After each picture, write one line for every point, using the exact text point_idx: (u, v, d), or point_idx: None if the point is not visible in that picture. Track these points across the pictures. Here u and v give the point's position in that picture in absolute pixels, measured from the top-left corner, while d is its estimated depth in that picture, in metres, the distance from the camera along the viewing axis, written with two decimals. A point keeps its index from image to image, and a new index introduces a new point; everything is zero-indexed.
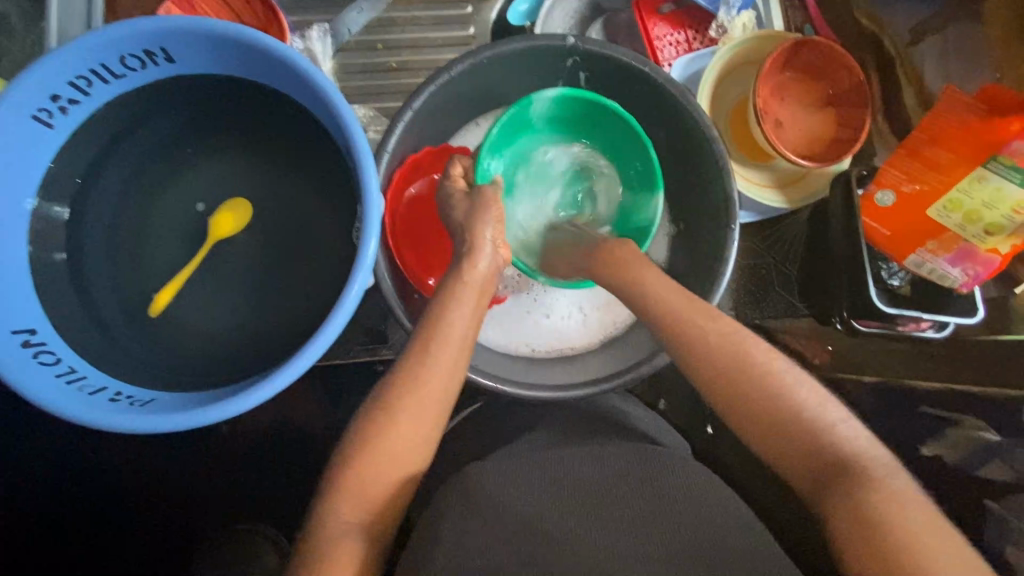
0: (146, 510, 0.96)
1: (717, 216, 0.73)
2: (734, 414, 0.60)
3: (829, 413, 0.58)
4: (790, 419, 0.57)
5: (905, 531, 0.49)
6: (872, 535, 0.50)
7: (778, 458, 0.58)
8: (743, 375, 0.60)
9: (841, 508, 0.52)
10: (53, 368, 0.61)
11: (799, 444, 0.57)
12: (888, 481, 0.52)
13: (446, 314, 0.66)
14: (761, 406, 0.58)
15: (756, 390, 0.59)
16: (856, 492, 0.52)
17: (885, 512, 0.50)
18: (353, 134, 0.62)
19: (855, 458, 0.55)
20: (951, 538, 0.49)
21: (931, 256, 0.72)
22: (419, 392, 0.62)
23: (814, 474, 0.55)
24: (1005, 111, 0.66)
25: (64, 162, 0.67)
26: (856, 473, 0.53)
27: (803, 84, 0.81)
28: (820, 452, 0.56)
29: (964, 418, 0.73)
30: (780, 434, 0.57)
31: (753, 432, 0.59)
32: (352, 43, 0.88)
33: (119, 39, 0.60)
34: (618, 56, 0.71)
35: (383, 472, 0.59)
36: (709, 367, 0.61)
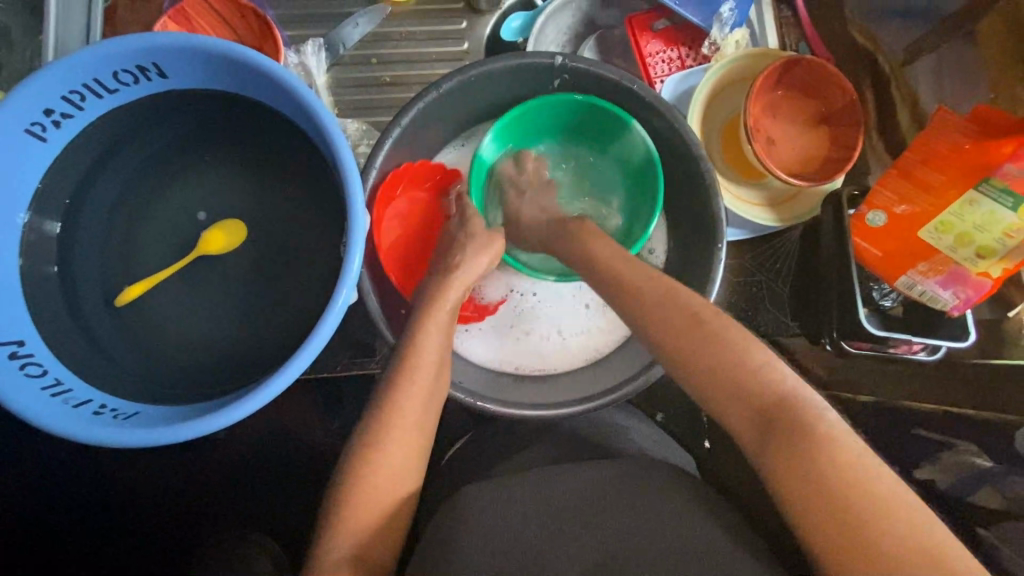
0: (135, 519, 0.96)
1: (705, 234, 0.72)
2: (683, 370, 0.60)
3: (772, 365, 0.57)
4: (738, 376, 0.56)
5: (849, 485, 0.49)
6: (822, 495, 0.50)
7: (727, 417, 0.57)
8: (693, 334, 0.59)
9: (793, 468, 0.52)
10: (38, 380, 0.62)
11: (746, 398, 0.56)
12: (834, 435, 0.52)
13: (425, 334, 0.66)
14: (711, 365, 0.57)
15: (731, 368, 0.57)
16: (801, 446, 0.52)
17: (831, 472, 0.50)
18: (340, 151, 0.63)
19: (803, 412, 0.54)
20: (893, 490, 0.50)
21: (922, 278, 0.71)
22: (401, 419, 0.62)
23: (758, 430, 0.55)
24: (996, 134, 0.67)
25: (56, 174, 0.67)
26: (807, 429, 0.52)
27: (795, 103, 0.81)
28: (766, 406, 0.55)
29: (957, 442, 0.73)
30: (730, 390, 0.57)
31: (705, 390, 0.58)
32: (346, 58, 0.89)
33: (111, 55, 0.61)
34: (607, 74, 0.71)
35: (371, 501, 0.59)
36: (667, 335, 0.61)
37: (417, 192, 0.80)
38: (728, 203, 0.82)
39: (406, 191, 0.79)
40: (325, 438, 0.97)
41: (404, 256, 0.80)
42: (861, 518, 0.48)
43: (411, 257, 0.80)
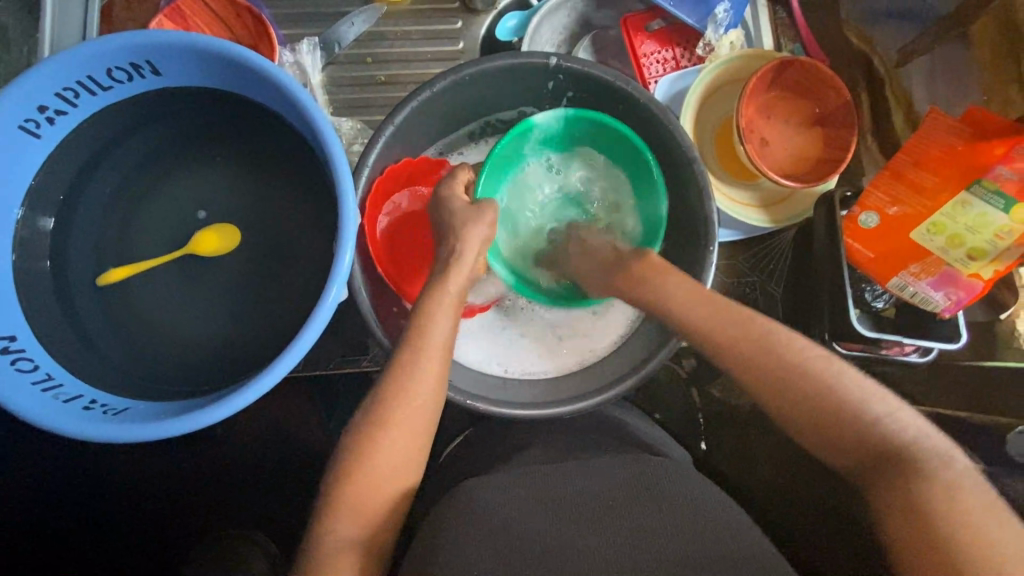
0: (131, 516, 0.96)
1: (698, 235, 0.72)
2: (784, 416, 0.60)
3: (881, 408, 0.57)
4: (849, 420, 0.57)
5: (966, 529, 0.49)
6: (927, 537, 0.50)
7: (832, 457, 0.58)
8: (790, 370, 0.60)
9: (892, 496, 0.53)
10: (29, 375, 0.62)
11: (856, 444, 0.57)
12: (954, 481, 0.52)
13: (432, 324, 0.65)
14: (813, 408, 0.58)
15: (813, 396, 0.59)
16: (915, 490, 0.52)
17: (940, 516, 0.50)
18: (332, 149, 0.63)
19: (917, 457, 0.54)
20: (1014, 536, 0.49)
21: (913, 279, 0.70)
22: (403, 411, 0.62)
23: (870, 472, 0.56)
24: (987, 134, 0.67)
25: (51, 172, 0.68)
26: (917, 475, 0.53)
27: (789, 104, 0.81)
28: (881, 449, 0.56)
29: (952, 446, 0.71)
30: (838, 433, 0.57)
31: (813, 436, 0.59)
32: (342, 57, 0.89)
33: (107, 52, 0.61)
34: (601, 74, 0.71)
35: (368, 492, 0.59)
36: (764, 374, 0.61)
37: (414, 195, 0.82)
38: (720, 204, 0.82)
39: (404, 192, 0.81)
40: (320, 437, 0.97)
41: (397, 256, 0.80)
42: (979, 563, 0.47)
43: (403, 258, 0.81)
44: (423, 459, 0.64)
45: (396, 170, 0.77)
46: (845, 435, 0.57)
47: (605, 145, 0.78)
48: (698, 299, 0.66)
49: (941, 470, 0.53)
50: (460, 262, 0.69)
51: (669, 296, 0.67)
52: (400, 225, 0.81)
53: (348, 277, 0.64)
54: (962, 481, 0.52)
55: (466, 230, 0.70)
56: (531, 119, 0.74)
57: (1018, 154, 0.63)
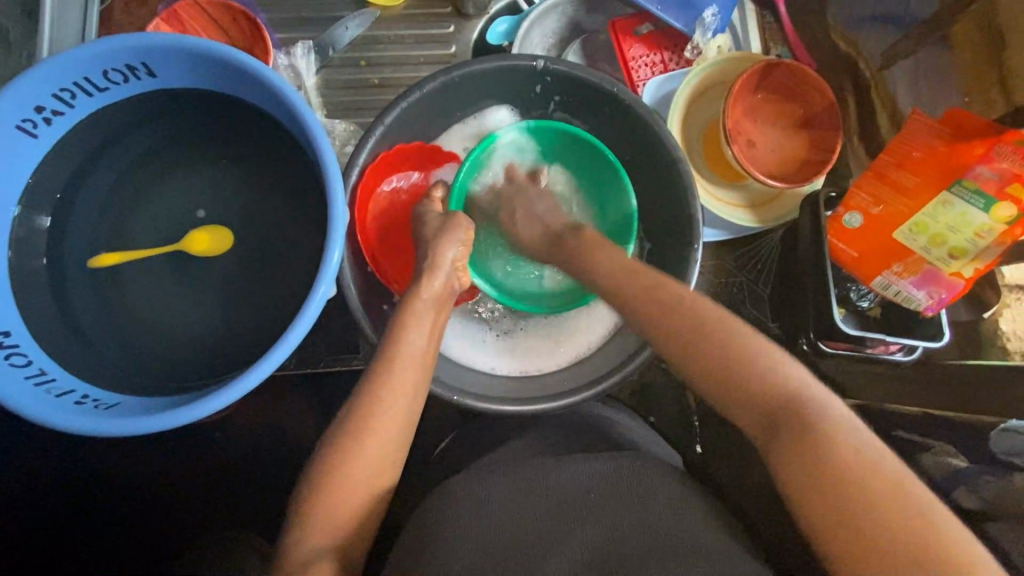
0: (123, 514, 0.96)
1: (683, 234, 0.73)
2: (687, 371, 0.56)
3: (767, 354, 0.53)
4: (739, 373, 0.53)
5: (863, 482, 0.45)
6: (820, 486, 0.46)
7: (732, 412, 0.54)
8: (684, 324, 0.56)
9: (795, 461, 0.48)
10: (23, 370, 0.63)
11: (751, 398, 0.52)
12: (842, 427, 0.48)
13: (404, 333, 0.66)
14: (710, 360, 0.54)
15: (716, 357, 0.54)
16: (802, 439, 0.48)
17: (830, 463, 0.47)
18: (322, 148, 0.64)
19: (811, 407, 0.50)
20: (897, 479, 0.46)
21: (896, 278, 0.72)
22: (381, 414, 0.62)
23: (764, 426, 0.51)
24: (968, 135, 0.67)
25: (46, 171, 0.69)
26: (806, 427, 0.49)
27: (775, 106, 0.82)
28: (775, 401, 0.51)
29: (934, 443, 0.72)
30: (730, 386, 0.53)
31: (720, 399, 0.54)
32: (335, 60, 0.90)
33: (103, 54, 0.62)
34: (588, 75, 0.72)
35: (346, 492, 0.59)
36: (660, 331, 0.58)
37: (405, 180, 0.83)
38: (707, 204, 0.83)
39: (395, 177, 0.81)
40: (312, 435, 0.98)
41: (388, 246, 0.82)
42: (869, 512, 0.44)
43: (393, 249, 0.82)
44: (402, 460, 0.64)
45: (388, 157, 0.77)
46: (747, 397, 0.52)
47: (578, 153, 0.83)
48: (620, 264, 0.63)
49: (838, 429, 0.48)
50: (436, 268, 0.70)
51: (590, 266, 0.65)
52: (390, 213, 0.82)
53: (337, 274, 0.65)
54: (859, 441, 0.47)
55: (443, 241, 0.72)
56: (495, 133, 0.81)
57: (997, 155, 0.62)
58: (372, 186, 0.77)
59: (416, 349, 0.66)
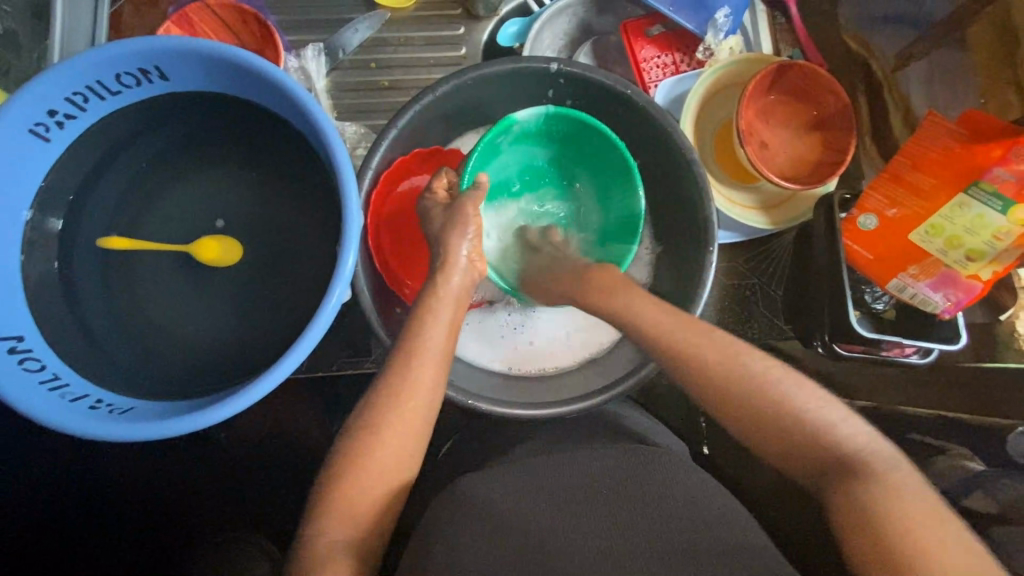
0: (135, 518, 0.96)
1: (697, 237, 0.73)
2: (737, 424, 0.60)
3: (818, 410, 0.58)
4: (789, 428, 0.57)
5: (907, 526, 0.49)
6: (874, 540, 0.49)
7: (784, 463, 0.58)
8: (736, 374, 0.60)
9: (846, 502, 0.53)
10: (37, 374, 0.62)
11: (798, 446, 0.57)
12: (883, 476, 0.52)
13: (423, 330, 0.66)
14: (759, 413, 0.58)
15: (757, 408, 0.58)
16: (853, 492, 0.52)
17: (884, 520, 0.50)
18: (335, 151, 0.64)
19: (853, 457, 0.55)
20: (956, 541, 0.48)
21: (912, 281, 0.70)
22: (398, 410, 0.62)
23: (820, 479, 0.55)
24: (985, 138, 0.68)
25: (58, 175, 0.69)
26: (859, 484, 0.53)
27: (787, 107, 0.82)
28: (829, 457, 0.55)
29: (950, 446, 0.72)
30: (780, 439, 0.58)
31: (764, 442, 0.59)
32: (346, 62, 0.90)
33: (116, 58, 0.62)
34: (602, 78, 0.72)
35: (367, 484, 0.59)
36: (708, 382, 0.61)
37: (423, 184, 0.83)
38: (719, 205, 0.83)
39: (415, 180, 0.82)
40: (322, 439, 0.98)
41: (398, 245, 0.82)
42: (925, 570, 0.46)
43: (404, 247, 0.82)
44: (422, 454, 0.64)
45: (405, 163, 0.79)
46: (795, 442, 0.57)
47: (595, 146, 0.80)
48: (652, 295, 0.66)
49: (882, 477, 0.52)
50: (451, 264, 0.70)
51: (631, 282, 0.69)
52: (406, 215, 0.82)
53: (351, 278, 0.64)
54: (904, 489, 0.51)
55: (454, 236, 0.71)
56: (513, 116, 0.76)
57: (1014, 156, 0.64)
58: (388, 189, 0.79)
59: (435, 345, 0.66)
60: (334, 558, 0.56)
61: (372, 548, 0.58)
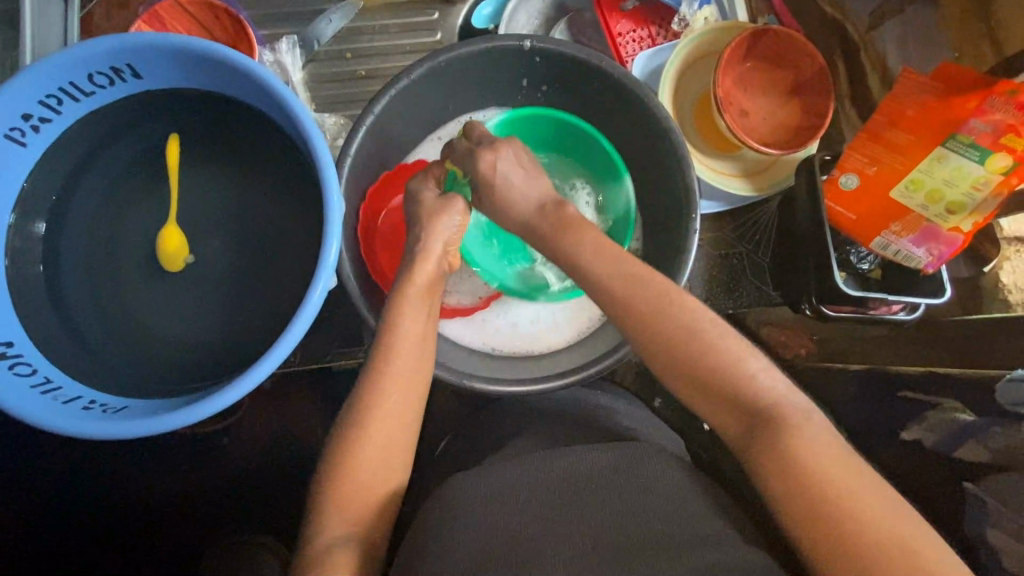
0: (142, 522, 0.97)
1: (680, 205, 0.72)
2: (678, 377, 0.56)
3: (756, 367, 0.54)
4: (723, 384, 0.53)
5: (846, 503, 0.46)
6: (804, 499, 0.47)
7: (713, 418, 0.55)
8: (673, 335, 0.55)
9: (785, 475, 0.49)
10: (28, 378, 0.63)
11: (734, 400, 0.53)
12: (810, 440, 0.50)
13: (399, 324, 0.65)
14: (705, 360, 0.54)
15: (699, 361, 0.54)
16: (780, 449, 0.50)
17: (822, 489, 0.47)
18: (312, 138, 0.63)
19: (782, 417, 0.51)
20: (876, 489, 0.47)
21: (895, 237, 0.72)
22: (381, 412, 0.61)
23: (747, 430, 0.52)
24: (962, 89, 0.68)
25: (38, 179, 0.68)
26: (789, 437, 0.50)
27: (763, 74, 0.82)
28: (757, 406, 0.52)
29: (940, 400, 0.71)
30: (717, 396, 0.54)
31: (697, 396, 0.55)
32: (322, 54, 0.90)
33: (85, 58, 0.62)
34: (575, 52, 0.72)
35: (360, 463, 0.59)
36: (657, 339, 0.56)
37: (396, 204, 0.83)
38: (702, 175, 0.83)
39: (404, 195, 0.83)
40: (324, 434, 0.98)
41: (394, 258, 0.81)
42: (860, 528, 0.45)
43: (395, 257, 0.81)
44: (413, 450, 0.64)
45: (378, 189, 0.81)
46: (728, 399, 0.53)
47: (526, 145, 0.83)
48: (607, 256, 0.59)
49: (805, 432, 0.50)
50: (428, 253, 0.69)
51: (587, 258, 0.60)
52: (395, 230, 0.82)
53: (337, 264, 0.64)
54: (830, 452, 0.49)
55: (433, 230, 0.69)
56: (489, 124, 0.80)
57: (990, 108, 0.64)
58: (380, 205, 0.81)
59: (411, 344, 0.65)
60: (335, 547, 0.55)
61: (375, 534, 0.58)
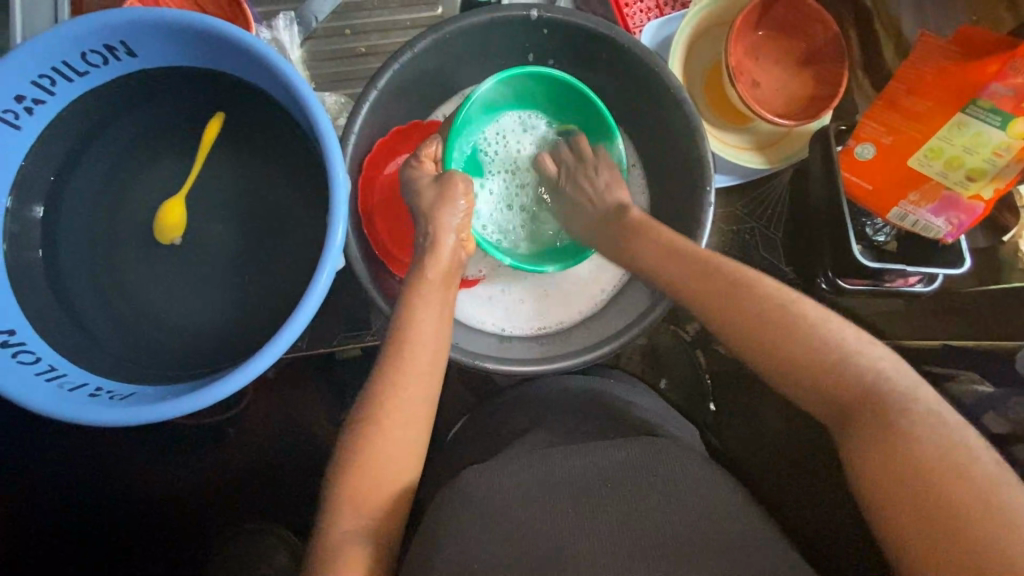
0: (153, 511, 0.96)
1: (694, 179, 0.71)
2: (756, 360, 0.58)
3: (854, 351, 0.54)
4: (810, 362, 0.54)
5: (949, 479, 0.44)
6: (894, 475, 0.46)
7: (803, 398, 0.55)
8: (750, 324, 0.58)
9: (877, 453, 0.48)
10: (31, 367, 0.61)
11: (828, 384, 0.53)
12: (914, 416, 0.48)
13: (413, 315, 0.64)
14: (783, 343, 0.55)
15: (784, 341, 0.55)
16: (875, 429, 0.49)
17: (921, 465, 0.45)
18: (316, 115, 0.61)
19: (884, 398, 0.50)
20: (993, 472, 0.44)
21: (913, 208, 0.70)
22: (398, 404, 0.60)
23: (840, 415, 0.52)
24: (982, 52, 0.67)
25: (34, 162, 0.66)
26: (884, 413, 0.49)
27: (776, 42, 0.80)
28: (853, 390, 0.52)
29: (958, 371, 0.72)
30: (807, 377, 0.54)
31: (785, 378, 0.56)
32: (320, 31, 0.87)
33: (78, 34, 0.59)
34: (585, 22, 0.70)
35: (374, 445, 0.58)
36: (735, 328, 0.58)
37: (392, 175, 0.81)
38: (715, 149, 0.81)
39: (401, 160, 0.82)
40: (332, 419, 0.98)
41: (394, 228, 0.81)
42: (956, 505, 0.43)
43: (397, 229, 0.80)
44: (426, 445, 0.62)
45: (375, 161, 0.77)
46: (821, 380, 0.53)
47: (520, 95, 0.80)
48: (674, 253, 0.65)
49: (910, 410, 0.49)
50: (440, 247, 0.68)
51: (648, 263, 0.67)
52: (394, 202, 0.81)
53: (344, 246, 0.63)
54: (935, 424, 0.47)
55: (441, 214, 0.69)
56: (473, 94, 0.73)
57: (1012, 70, 0.62)
58: (377, 173, 0.79)
59: (427, 336, 0.63)
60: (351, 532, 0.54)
61: (390, 518, 0.57)
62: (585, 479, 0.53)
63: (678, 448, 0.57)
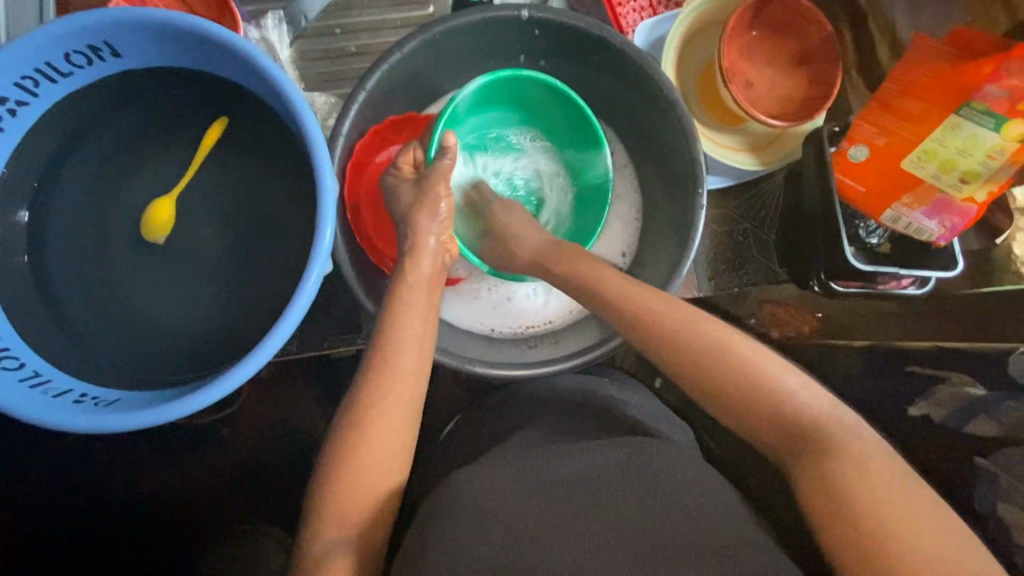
0: (143, 514, 0.96)
1: (686, 181, 0.70)
2: (706, 395, 0.57)
3: (792, 385, 0.54)
4: (748, 399, 0.54)
5: (885, 518, 0.44)
6: (837, 511, 0.46)
7: (750, 435, 0.55)
8: (698, 360, 0.57)
9: (819, 491, 0.48)
10: (16, 372, 0.60)
11: (774, 419, 0.53)
12: (852, 451, 0.49)
13: (399, 318, 0.64)
14: (734, 375, 0.55)
15: (727, 377, 0.55)
16: (817, 465, 0.49)
17: (863, 503, 0.45)
18: (303, 117, 0.60)
19: (825, 433, 0.51)
20: (925, 506, 0.45)
21: (906, 210, 0.70)
22: (384, 408, 0.60)
23: (783, 445, 0.52)
24: (973, 55, 0.67)
25: (17, 165, 0.65)
26: (825, 449, 0.50)
27: (770, 42, 0.79)
28: (796, 426, 0.52)
29: (950, 374, 0.69)
30: (751, 414, 0.54)
31: (729, 417, 0.56)
32: (310, 30, 0.86)
33: (59, 35, 0.58)
34: (575, 22, 0.69)
35: (362, 452, 0.58)
36: (685, 363, 0.58)
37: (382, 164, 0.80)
38: (708, 150, 0.81)
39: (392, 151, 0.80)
40: (324, 421, 0.97)
41: (379, 219, 0.80)
42: (891, 541, 0.43)
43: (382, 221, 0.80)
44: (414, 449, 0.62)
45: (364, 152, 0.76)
46: (767, 417, 0.54)
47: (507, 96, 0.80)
48: (630, 288, 0.64)
49: (852, 443, 0.50)
50: (422, 248, 0.68)
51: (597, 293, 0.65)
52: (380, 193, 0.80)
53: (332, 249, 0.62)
54: (874, 456, 0.48)
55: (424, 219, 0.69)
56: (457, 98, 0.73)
57: (1006, 72, 0.62)
58: (366, 164, 0.77)
59: (412, 339, 0.63)
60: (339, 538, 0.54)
61: (378, 524, 0.57)
62: (573, 487, 0.53)
63: (669, 449, 0.56)
